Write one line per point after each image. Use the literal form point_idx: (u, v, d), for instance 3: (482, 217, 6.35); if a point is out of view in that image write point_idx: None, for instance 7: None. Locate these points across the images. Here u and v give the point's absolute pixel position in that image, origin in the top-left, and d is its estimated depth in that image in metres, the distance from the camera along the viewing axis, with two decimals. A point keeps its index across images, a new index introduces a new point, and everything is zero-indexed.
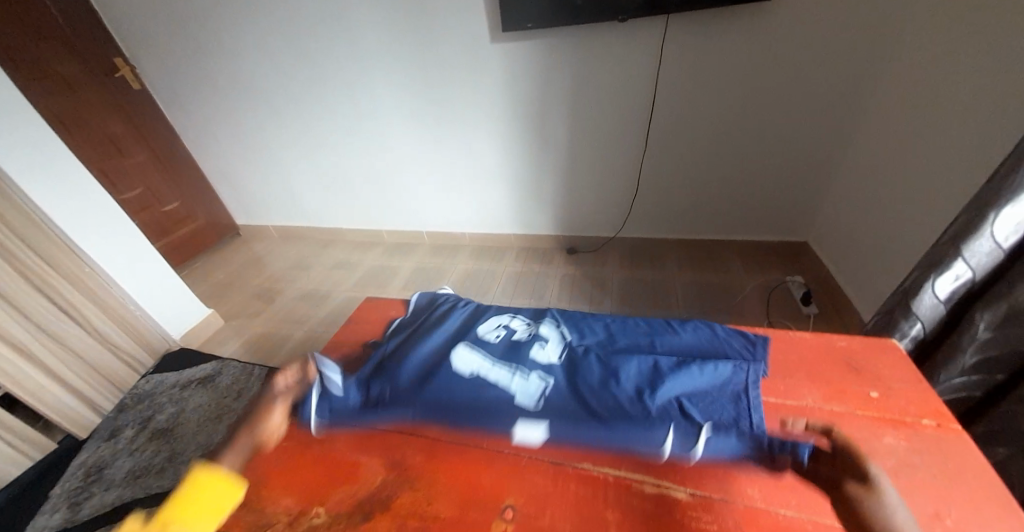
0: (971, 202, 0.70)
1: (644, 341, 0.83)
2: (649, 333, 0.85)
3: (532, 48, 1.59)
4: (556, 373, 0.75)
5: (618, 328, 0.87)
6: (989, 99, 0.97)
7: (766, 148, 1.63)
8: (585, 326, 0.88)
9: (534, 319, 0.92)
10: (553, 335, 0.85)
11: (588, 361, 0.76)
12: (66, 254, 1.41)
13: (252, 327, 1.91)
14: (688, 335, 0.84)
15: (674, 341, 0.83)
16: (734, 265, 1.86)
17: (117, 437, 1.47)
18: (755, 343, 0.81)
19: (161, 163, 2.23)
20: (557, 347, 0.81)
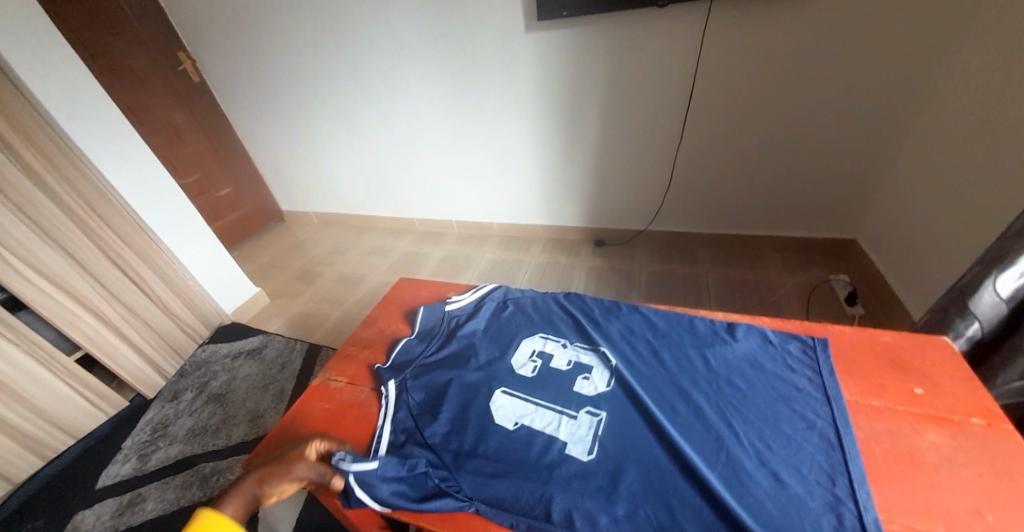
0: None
1: (698, 363, 0.76)
2: (700, 350, 0.79)
3: (568, 37, 1.57)
4: (608, 410, 0.71)
5: (664, 349, 0.81)
6: None
7: (813, 139, 1.54)
8: (627, 346, 0.82)
9: (568, 338, 0.87)
10: (593, 361, 0.80)
11: (640, 397, 0.71)
12: (138, 232, 1.55)
13: (294, 305, 2.02)
14: (745, 349, 0.78)
15: (733, 358, 0.76)
16: (773, 262, 1.79)
17: (178, 399, 1.61)
18: (813, 346, 0.76)
19: (216, 151, 2.39)
20: (603, 378, 0.77)
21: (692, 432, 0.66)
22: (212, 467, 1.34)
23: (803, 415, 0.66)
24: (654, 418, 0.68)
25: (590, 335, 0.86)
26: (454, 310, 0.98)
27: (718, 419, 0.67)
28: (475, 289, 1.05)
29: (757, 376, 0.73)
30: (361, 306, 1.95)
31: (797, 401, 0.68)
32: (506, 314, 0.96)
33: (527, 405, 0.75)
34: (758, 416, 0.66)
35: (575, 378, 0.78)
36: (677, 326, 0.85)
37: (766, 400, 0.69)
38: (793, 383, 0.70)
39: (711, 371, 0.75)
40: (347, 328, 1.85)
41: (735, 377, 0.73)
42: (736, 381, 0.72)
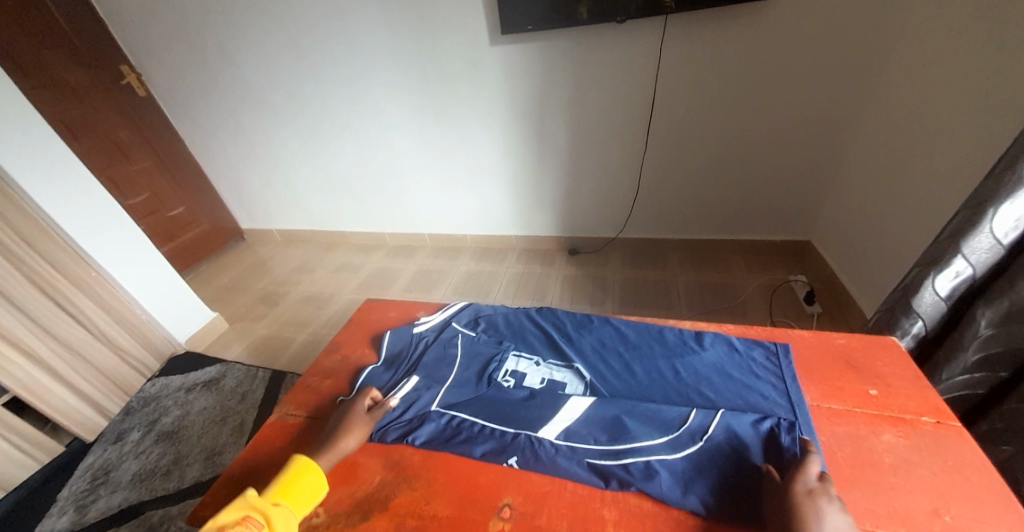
0: (971, 196, 0.70)
1: (669, 374, 0.77)
2: (670, 361, 0.79)
3: (532, 51, 1.59)
4: (574, 422, 0.70)
5: (636, 361, 0.81)
6: (989, 96, 0.97)
7: (767, 147, 1.62)
8: (600, 360, 0.82)
9: (541, 356, 0.86)
10: (566, 378, 0.80)
11: (610, 407, 0.71)
12: (75, 260, 1.43)
13: (256, 330, 1.92)
14: (714, 358, 0.79)
15: (701, 367, 0.77)
16: (737, 265, 1.85)
17: (123, 440, 1.48)
18: (776, 352, 0.78)
19: (167, 169, 2.25)
20: (576, 390, 0.77)
21: (655, 438, 0.65)
22: (162, 515, 1.23)
23: (763, 422, 0.65)
24: (622, 428, 0.68)
25: (563, 351, 0.85)
26: (422, 331, 0.95)
27: (681, 423, 0.67)
28: (445, 308, 1.02)
29: (725, 383, 0.73)
30: (327, 327, 1.86)
31: (763, 405, 0.69)
32: (478, 333, 0.94)
33: (492, 430, 0.72)
34: (717, 419, 0.66)
35: (547, 395, 0.77)
36: (648, 338, 0.86)
37: (733, 407, 0.69)
38: (759, 390, 0.71)
39: (681, 381, 0.75)
40: (313, 351, 1.76)
41: (704, 385, 0.74)
42: (705, 389, 0.73)
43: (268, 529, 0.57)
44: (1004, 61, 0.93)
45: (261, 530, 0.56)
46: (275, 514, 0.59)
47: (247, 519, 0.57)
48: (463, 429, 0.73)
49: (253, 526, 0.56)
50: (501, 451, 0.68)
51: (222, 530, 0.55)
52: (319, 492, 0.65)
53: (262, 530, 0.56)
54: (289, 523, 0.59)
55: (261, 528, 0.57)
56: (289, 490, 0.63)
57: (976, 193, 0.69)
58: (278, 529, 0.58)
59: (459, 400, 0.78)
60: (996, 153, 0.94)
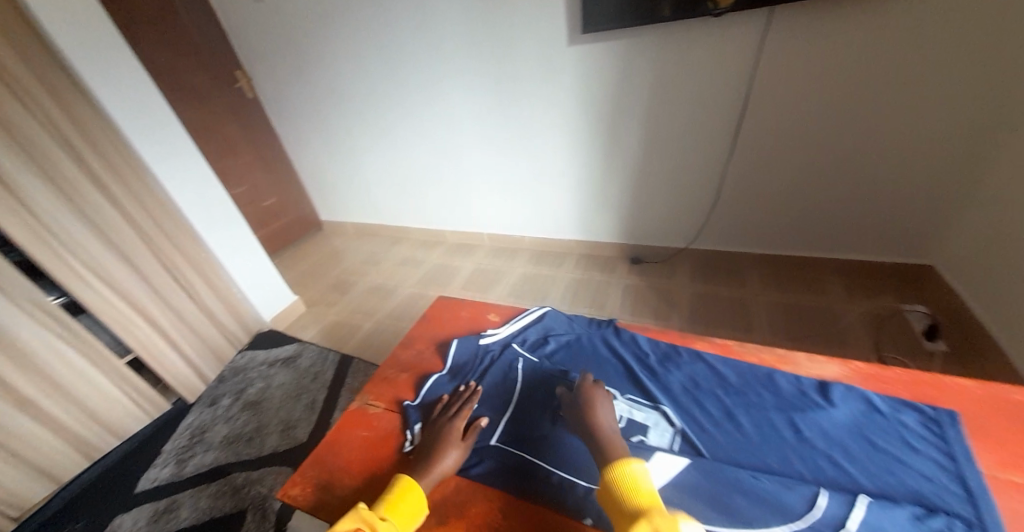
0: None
1: (787, 434, 0.66)
2: (787, 415, 0.69)
3: (613, 51, 1.53)
4: (665, 486, 0.62)
5: (741, 410, 0.71)
6: None
7: (883, 155, 1.41)
8: (694, 404, 0.73)
9: (619, 389, 0.78)
10: (651, 421, 0.71)
11: (711, 472, 0.62)
12: (191, 241, 1.61)
13: (329, 315, 2.04)
14: (846, 418, 0.67)
15: (831, 428, 0.66)
16: (834, 287, 1.64)
17: (216, 405, 1.63)
18: (936, 420, 0.65)
19: (263, 163, 2.48)
20: (662, 443, 0.68)
21: (773, 525, 0.56)
22: (244, 477, 1.34)
23: (926, 519, 0.53)
24: (728, 503, 0.58)
25: (647, 389, 0.76)
26: (489, 344, 0.92)
27: (805, 509, 0.57)
28: (514, 319, 0.98)
29: (866, 452, 0.62)
30: (391, 318, 1.93)
31: (922, 491, 0.57)
32: (549, 351, 0.89)
33: (562, 480, 0.66)
34: (860, 512, 0.55)
35: (628, 438, 0.69)
36: (753, 382, 0.75)
37: (881, 489, 0.58)
38: (916, 470, 0.60)
39: (804, 444, 0.65)
40: (379, 340, 1.83)
41: (838, 454, 0.63)
42: (840, 459, 0.62)
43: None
44: None
45: None
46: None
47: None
48: (529, 471, 0.68)
49: None
50: (578, 507, 0.62)
51: None
52: (421, 509, 0.62)
53: None
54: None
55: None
56: (396, 505, 0.61)
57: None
58: None
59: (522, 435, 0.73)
60: None
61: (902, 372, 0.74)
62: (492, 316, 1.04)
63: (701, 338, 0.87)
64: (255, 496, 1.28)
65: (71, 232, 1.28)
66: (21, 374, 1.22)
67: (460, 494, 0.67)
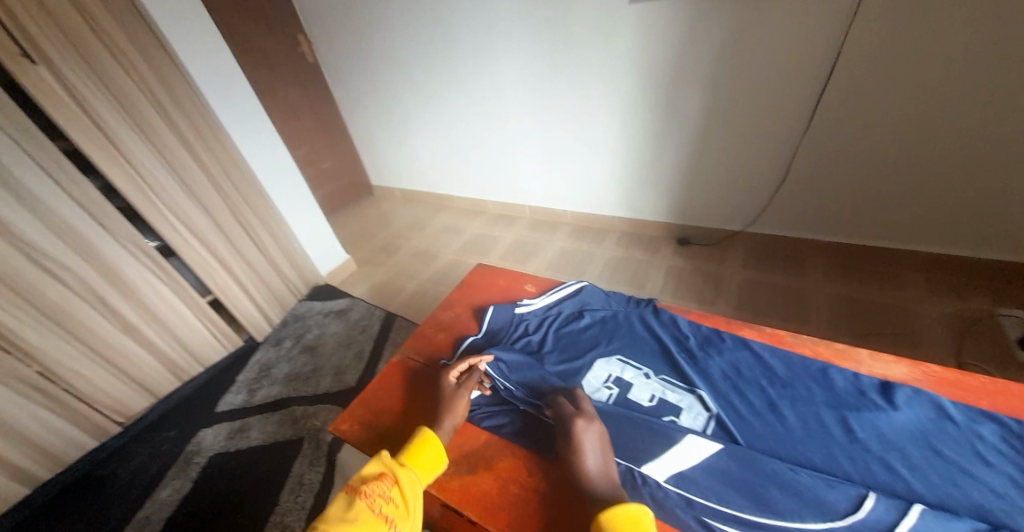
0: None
1: (837, 432, 0.62)
2: (838, 412, 0.64)
3: (684, 10, 1.39)
4: (694, 468, 0.61)
5: (785, 402, 0.67)
6: None
7: (996, 137, 1.21)
8: (734, 392, 0.70)
9: (653, 368, 0.76)
10: (685, 403, 0.70)
11: (746, 461, 0.60)
12: (259, 197, 1.73)
13: (378, 274, 2.14)
14: (909, 422, 0.61)
15: (890, 432, 0.61)
16: (912, 284, 1.48)
17: (279, 346, 1.79)
18: (1021, 436, 0.58)
19: (320, 125, 2.57)
20: (695, 425, 0.67)
21: (809, 522, 0.54)
22: (301, 411, 1.48)
23: None
24: (761, 494, 0.57)
25: (683, 371, 0.74)
26: (525, 313, 0.93)
27: (849, 511, 0.54)
28: (550, 292, 0.97)
29: (928, 460, 0.58)
30: (434, 282, 2.00)
31: (990, 507, 0.53)
32: (584, 324, 0.88)
33: None
34: (911, 520, 0.52)
35: (659, 417, 0.69)
36: (803, 376, 0.70)
37: (942, 501, 0.54)
38: (986, 484, 0.55)
39: (856, 445, 0.61)
40: (422, 301, 1.91)
41: (894, 457, 0.59)
42: (894, 464, 0.58)
43: (397, 491, 0.61)
44: None
45: (392, 488, 0.61)
46: (403, 478, 0.62)
47: (382, 476, 0.63)
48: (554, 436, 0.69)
49: (387, 482, 0.62)
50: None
51: (366, 482, 0.62)
52: (440, 462, 0.67)
53: (394, 488, 0.61)
54: (417, 490, 0.63)
55: (392, 489, 0.61)
56: (415, 455, 0.66)
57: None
58: (406, 493, 0.61)
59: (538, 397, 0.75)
60: None
61: (982, 380, 0.67)
62: (529, 286, 1.04)
63: (747, 326, 0.83)
64: (310, 427, 1.41)
65: (160, 182, 1.41)
66: (123, 305, 1.40)
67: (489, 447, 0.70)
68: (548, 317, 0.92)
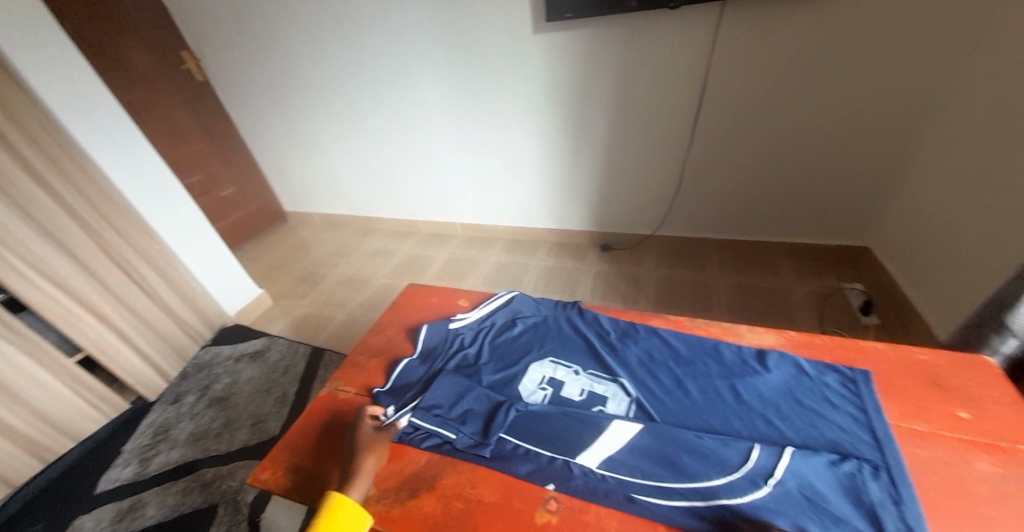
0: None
1: (729, 398, 0.73)
2: (729, 382, 0.75)
3: (579, 40, 1.55)
4: (621, 450, 0.67)
5: (689, 379, 0.77)
6: None
7: (825, 145, 1.51)
8: (649, 376, 0.78)
9: (581, 364, 0.83)
10: (610, 392, 0.77)
11: (661, 434, 0.67)
12: (142, 234, 1.54)
13: (297, 308, 2.00)
14: (780, 381, 0.74)
15: (767, 392, 0.73)
16: (785, 268, 1.75)
17: (180, 402, 1.59)
18: (853, 380, 0.73)
19: (218, 151, 2.37)
20: (620, 411, 0.73)
21: (714, 478, 0.61)
22: (213, 473, 1.32)
23: (840, 464, 0.60)
24: (676, 462, 0.64)
25: (607, 363, 0.81)
26: (458, 328, 0.94)
27: (741, 462, 0.62)
28: (481, 305, 1.00)
29: (794, 411, 0.69)
30: (363, 310, 1.92)
31: (838, 440, 0.65)
32: (516, 331, 0.92)
33: (528, 450, 0.69)
34: (785, 460, 0.61)
35: (589, 409, 0.74)
36: (702, 354, 0.81)
37: (806, 441, 0.65)
38: (835, 422, 0.67)
39: (743, 406, 0.71)
40: (351, 330, 1.81)
41: (771, 412, 0.70)
42: (772, 417, 0.69)
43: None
44: None
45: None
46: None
47: None
48: (495, 444, 0.71)
49: None
50: (540, 476, 0.66)
51: None
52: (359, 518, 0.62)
53: None
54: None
55: None
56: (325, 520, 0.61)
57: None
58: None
59: (478, 409, 0.76)
60: None
61: (827, 339, 0.83)
62: (461, 301, 1.06)
63: (656, 316, 0.93)
64: (226, 490, 1.26)
65: (7, 224, 1.20)
66: None
67: (432, 465, 0.70)
68: (482, 329, 0.94)
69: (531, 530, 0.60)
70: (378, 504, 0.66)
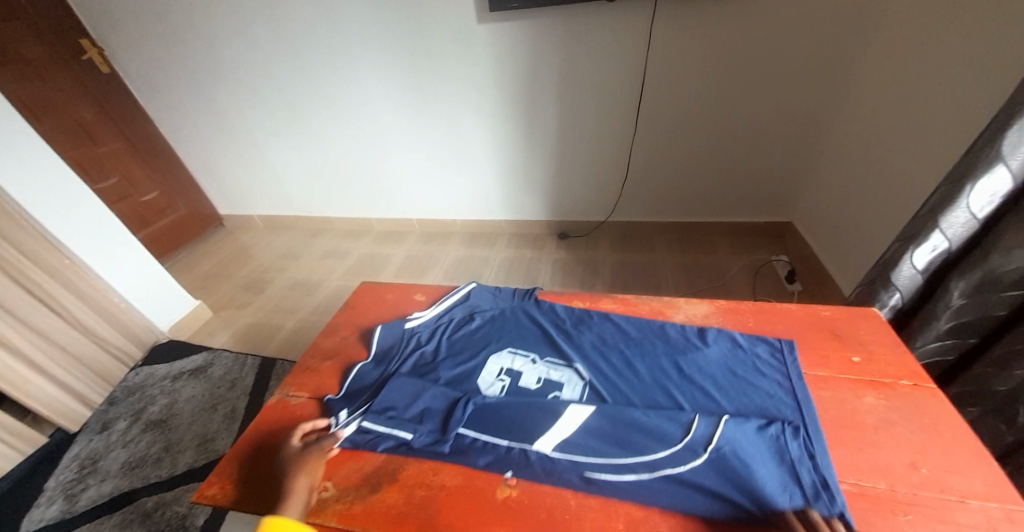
0: (997, 115, 0.65)
1: (672, 374, 0.77)
2: (673, 359, 0.79)
3: (522, 30, 1.56)
4: (574, 433, 0.67)
5: (638, 359, 0.81)
6: (948, 76, 1.02)
7: (749, 129, 1.64)
8: (601, 358, 0.82)
9: (538, 353, 0.86)
10: (565, 378, 0.80)
11: (612, 415, 0.69)
12: (49, 248, 1.38)
13: (242, 317, 1.88)
14: (718, 355, 0.79)
15: (706, 366, 0.77)
16: (723, 245, 1.88)
17: (110, 430, 1.45)
18: (781, 348, 0.78)
19: (136, 152, 2.16)
20: (574, 395, 0.76)
21: (659, 452, 0.63)
22: (154, 501, 1.22)
23: (767, 428, 0.63)
24: (625, 439, 0.65)
25: (562, 349, 0.85)
26: (414, 327, 0.93)
27: (683, 434, 0.63)
28: (438, 302, 1.00)
29: (730, 383, 0.73)
30: (316, 314, 1.84)
31: (767, 407, 0.69)
32: (473, 325, 0.93)
33: (485, 442, 0.69)
34: (721, 428, 0.63)
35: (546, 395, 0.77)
36: (649, 334, 0.86)
37: (739, 409, 0.69)
38: (764, 389, 0.71)
39: (685, 382, 0.75)
40: (304, 336, 1.74)
41: (708, 385, 0.74)
42: (709, 390, 0.73)
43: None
44: (965, 41, 0.97)
45: None
46: None
47: None
48: (454, 439, 0.70)
49: None
50: (497, 465, 0.66)
51: None
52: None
53: None
54: None
55: None
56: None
57: (979, 141, 0.67)
58: None
59: (436, 406, 0.75)
60: (960, 134, 0.97)
61: (751, 304, 0.91)
62: (419, 296, 1.06)
63: (606, 298, 0.99)
64: (172, 517, 1.18)
65: None
66: None
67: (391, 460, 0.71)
68: (439, 326, 0.94)
69: (492, 511, 0.62)
70: (338, 502, 0.66)
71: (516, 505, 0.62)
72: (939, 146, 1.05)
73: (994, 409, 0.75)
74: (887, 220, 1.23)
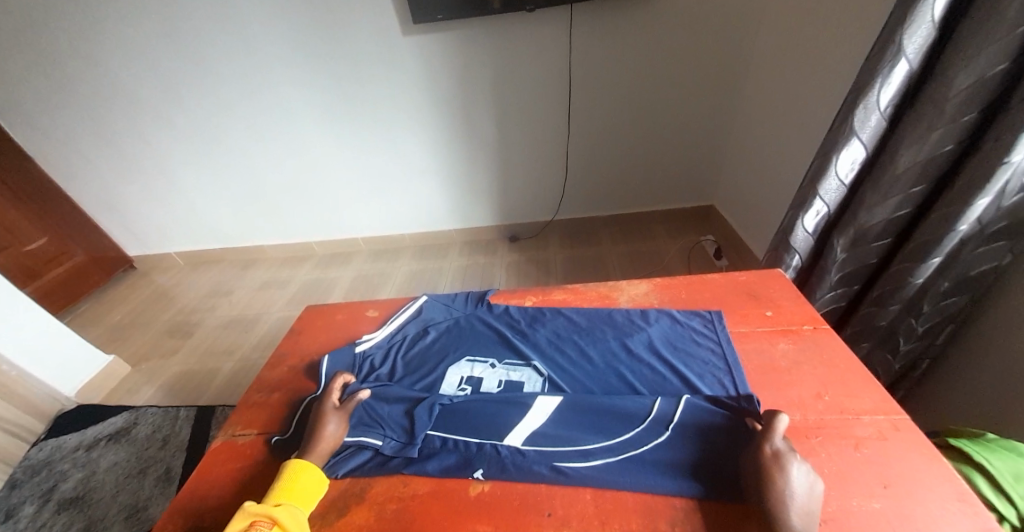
0: (847, 97, 0.78)
1: (622, 355, 0.82)
2: (622, 342, 0.84)
3: (447, 42, 1.60)
4: (543, 424, 0.70)
5: (590, 347, 0.85)
6: (813, 68, 1.20)
7: (666, 124, 1.79)
8: (556, 352, 0.85)
9: (497, 357, 0.86)
10: (525, 377, 0.81)
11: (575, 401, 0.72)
12: None
13: (170, 366, 1.71)
14: (661, 333, 0.85)
15: (652, 343, 0.83)
16: (658, 231, 2.02)
17: (12, 519, 1.25)
18: (712, 320, 0.86)
19: (17, 195, 1.90)
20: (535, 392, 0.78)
21: (623, 432, 0.66)
22: None
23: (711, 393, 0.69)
24: (589, 421, 0.69)
25: (519, 350, 0.86)
26: (367, 348, 0.91)
27: (646, 412, 0.68)
28: (390, 320, 0.98)
29: (674, 355, 0.79)
30: (258, 350, 1.72)
31: (707, 373, 0.75)
32: (429, 337, 0.93)
33: (456, 443, 0.70)
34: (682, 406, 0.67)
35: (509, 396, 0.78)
36: (599, 322, 0.90)
37: (684, 380, 0.75)
38: (702, 358, 0.78)
39: (635, 361, 0.80)
40: (247, 375, 1.62)
41: (656, 361, 0.79)
42: (657, 366, 0.78)
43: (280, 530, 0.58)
44: (821, 38, 1.15)
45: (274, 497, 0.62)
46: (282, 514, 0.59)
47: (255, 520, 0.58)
48: (422, 442, 0.71)
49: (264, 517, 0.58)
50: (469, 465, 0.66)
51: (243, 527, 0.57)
52: (318, 480, 0.66)
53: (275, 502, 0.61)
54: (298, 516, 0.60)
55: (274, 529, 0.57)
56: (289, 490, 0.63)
57: (838, 120, 0.80)
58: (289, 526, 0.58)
59: (399, 411, 0.75)
60: (830, 115, 1.14)
61: (683, 279, 1.00)
62: (371, 312, 1.05)
63: (557, 292, 1.03)
64: None
65: None
66: None
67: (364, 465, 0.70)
68: (393, 345, 0.93)
69: (467, 516, 0.62)
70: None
71: (490, 497, 0.63)
72: (814, 127, 1.22)
73: (881, 341, 0.87)
74: (782, 195, 1.40)
